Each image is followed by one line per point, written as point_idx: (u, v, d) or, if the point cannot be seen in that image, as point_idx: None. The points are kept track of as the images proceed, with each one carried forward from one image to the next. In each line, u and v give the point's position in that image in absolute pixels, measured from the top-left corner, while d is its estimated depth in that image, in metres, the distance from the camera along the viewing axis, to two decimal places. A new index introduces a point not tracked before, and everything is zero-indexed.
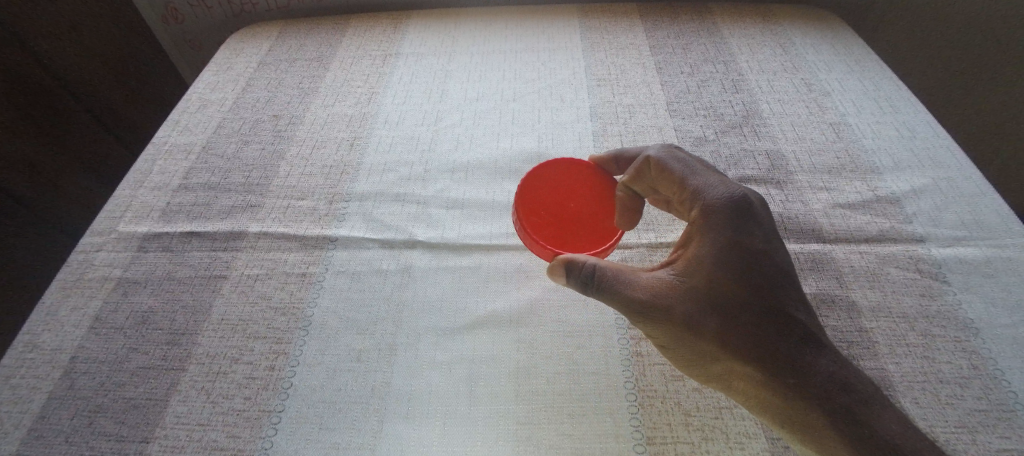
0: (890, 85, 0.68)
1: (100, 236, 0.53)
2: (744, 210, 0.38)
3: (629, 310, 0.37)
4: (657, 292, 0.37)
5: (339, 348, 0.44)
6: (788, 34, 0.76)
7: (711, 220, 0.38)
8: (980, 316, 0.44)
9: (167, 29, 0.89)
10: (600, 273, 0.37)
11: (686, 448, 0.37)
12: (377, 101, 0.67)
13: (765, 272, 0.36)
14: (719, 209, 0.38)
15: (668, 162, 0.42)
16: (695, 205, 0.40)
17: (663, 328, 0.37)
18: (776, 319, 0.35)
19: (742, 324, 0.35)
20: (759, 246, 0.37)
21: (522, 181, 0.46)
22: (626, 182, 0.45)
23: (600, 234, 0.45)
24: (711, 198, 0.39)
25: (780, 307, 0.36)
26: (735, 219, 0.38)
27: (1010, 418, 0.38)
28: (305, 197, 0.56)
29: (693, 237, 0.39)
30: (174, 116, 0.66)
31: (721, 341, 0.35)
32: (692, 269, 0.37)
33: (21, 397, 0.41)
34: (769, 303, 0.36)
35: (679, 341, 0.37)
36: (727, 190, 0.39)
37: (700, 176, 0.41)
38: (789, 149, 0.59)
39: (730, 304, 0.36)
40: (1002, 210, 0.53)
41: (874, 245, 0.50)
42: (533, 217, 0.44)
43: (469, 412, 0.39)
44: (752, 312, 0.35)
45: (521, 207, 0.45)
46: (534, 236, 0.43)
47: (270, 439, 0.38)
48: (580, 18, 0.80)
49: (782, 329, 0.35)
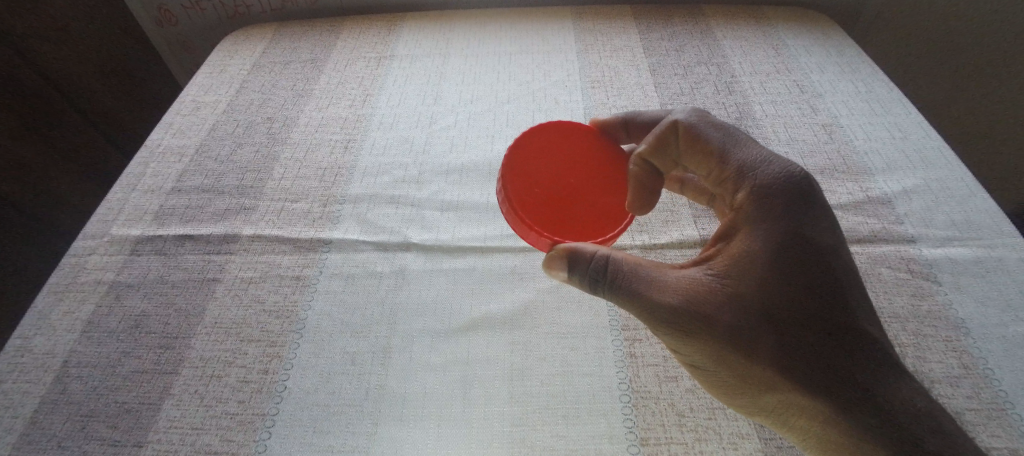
0: (881, 86, 0.69)
1: (93, 240, 0.53)
2: (801, 198, 0.34)
3: (657, 316, 0.35)
4: (690, 295, 0.34)
5: (333, 352, 0.43)
6: (781, 36, 0.76)
7: (761, 210, 0.35)
8: (970, 316, 0.45)
9: (160, 32, 0.89)
10: (622, 273, 0.35)
11: (680, 448, 0.37)
12: (372, 103, 0.67)
13: (827, 275, 0.33)
14: (772, 195, 0.35)
15: (704, 132, 0.39)
16: (741, 188, 0.36)
17: (699, 339, 0.34)
18: (839, 334, 0.32)
19: (798, 339, 0.32)
20: (823, 244, 0.34)
21: (506, 157, 0.43)
22: (644, 154, 0.41)
23: (603, 215, 0.43)
24: (761, 179, 0.35)
25: (847, 317, 0.32)
26: (790, 209, 0.34)
27: (1000, 416, 0.39)
28: (299, 200, 0.56)
29: (738, 230, 0.36)
30: (168, 119, 0.66)
31: (771, 359, 0.32)
32: (734, 268, 0.34)
33: (12, 402, 0.41)
34: (832, 314, 0.32)
35: (719, 355, 0.34)
36: (780, 169, 0.36)
37: (745, 150, 0.37)
38: (782, 150, 0.60)
39: (783, 314, 0.32)
40: (991, 211, 0.53)
41: (865, 245, 0.51)
42: (528, 199, 0.42)
43: (463, 414, 0.39)
44: (813, 326, 0.32)
45: (512, 187, 0.42)
46: (531, 220, 0.41)
47: (264, 442, 0.38)
48: (574, 20, 0.80)
49: (849, 347, 0.32)
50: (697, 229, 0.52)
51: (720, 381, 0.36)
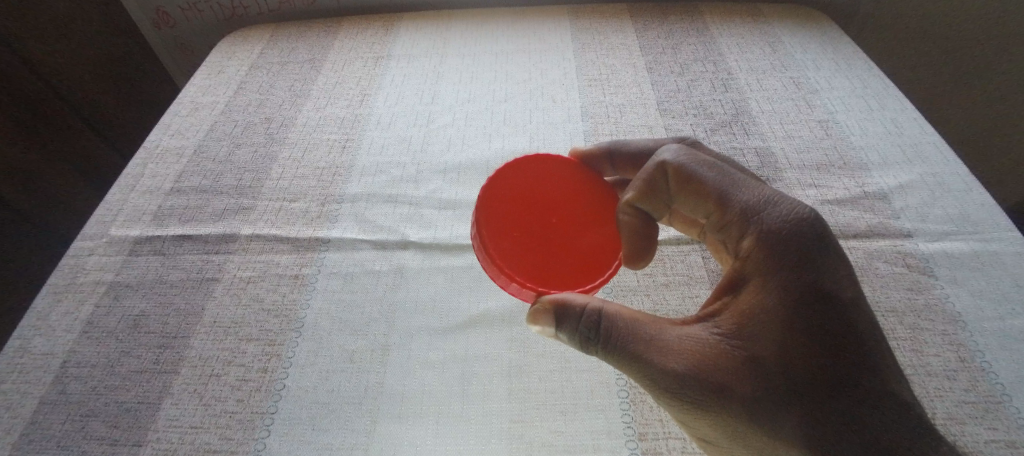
0: (877, 82, 0.69)
1: (92, 240, 0.53)
2: (813, 246, 0.33)
3: (662, 384, 0.32)
4: (695, 358, 0.32)
5: (332, 350, 0.44)
6: (777, 33, 0.77)
7: (771, 260, 0.33)
8: (967, 309, 0.45)
9: (157, 34, 0.90)
10: (619, 331, 0.33)
11: (678, 443, 0.38)
12: (369, 103, 0.67)
13: (845, 331, 0.31)
14: (781, 243, 0.33)
15: (698, 173, 0.38)
16: (748, 233, 0.35)
17: (711, 410, 0.31)
18: (865, 398, 0.30)
19: (822, 407, 0.30)
20: (840, 296, 0.32)
21: (481, 196, 0.40)
22: (632, 200, 0.39)
23: (592, 253, 0.39)
24: (767, 224, 0.34)
25: (872, 379, 0.30)
26: (801, 258, 0.33)
27: (997, 409, 0.39)
28: (297, 199, 0.56)
29: (747, 284, 0.34)
30: (166, 120, 0.66)
31: (792, 431, 0.30)
32: (743, 326, 0.33)
33: (12, 403, 0.41)
34: (853, 375, 0.30)
35: (734, 430, 0.32)
36: (787, 214, 0.35)
37: (746, 192, 0.37)
38: (778, 146, 0.60)
39: (804, 377, 0.30)
40: (988, 205, 0.53)
41: (863, 240, 0.51)
42: (507, 242, 0.38)
43: (462, 411, 0.40)
44: (837, 389, 0.30)
45: (487, 229, 0.38)
46: (511, 267, 0.37)
47: (264, 440, 0.38)
48: (570, 18, 0.80)
49: (880, 414, 0.29)
50: None
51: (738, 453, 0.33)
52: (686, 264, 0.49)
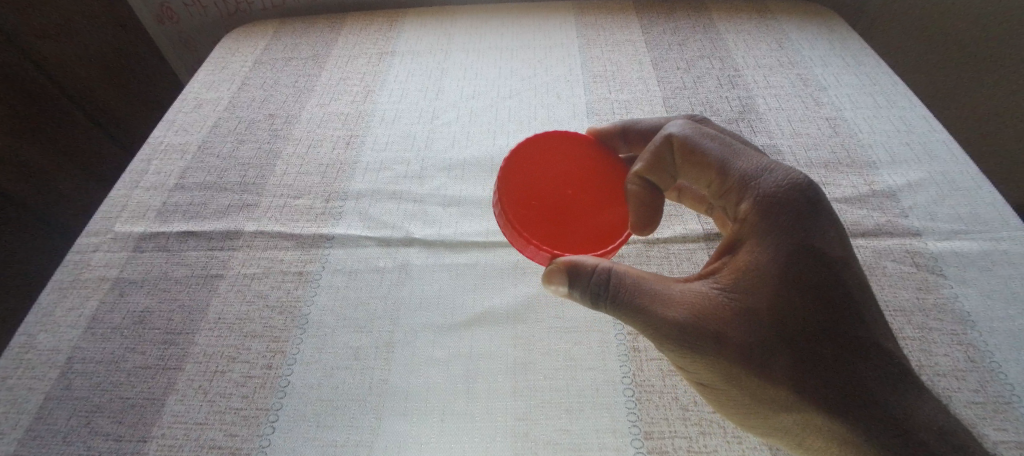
0: (886, 79, 0.68)
1: (96, 236, 0.53)
2: (808, 208, 0.33)
3: (663, 334, 0.33)
4: (696, 312, 0.32)
5: (337, 347, 0.44)
6: (784, 29, 0.76)
7: (768, 221, 0.33)
8: (976, 309, 0.44)
9: (161, 30, 0.89)
10: (622, 286, 0.34)
11: (684, 442, 0.37)
12: (373, 100, 0.67)
13: (837, 285, 0.31)
14: (778, 205, 0.33)
15: (699, 143, 0.37)
16: (744, 198, 0.35)
17: (708, 358, 0.32)
18: (853, 347, 0.30)
19: (811, 354, 0.30)
20: (834, 254, 0.32)
21: (503, 166, 0.40)
22: (640, 171, 0.39)
23: (606, 226, 0.40)
24: (764, 187, 0.34)
25: (861, 332, 0.31)
26: (798, 219, 0.32)
27: (1007, 410, 0.38)
28: (302, 196, 0.56)
29: (744, 244, 0.34)
30: (170, 116, 0.66)
31: (783, 374, 0.31)
32: (742, 282, 0.33)
33: (17, 398, 0.41)
34: (842, 328, 0.31)
35: (729, 379, 0.32)
36: (784, 177, 0.34)
37: (745, 158, 0.36)
38: (786, 143, 0.60)
39: (795, 329, 0.31)
40: (998, 204, 0.53)
41: (871, 239, 0.50)
42: (525, 211, 0.39)
43: (467, 409, 0.39)
44: (825, 340, 0.30)
45: (506, 199, 0.39)
46: (528, 233, 0.38)
47: (268, 437, 0.38)
48: (575, 14, 0.79)
49: (865, 362, 0.30)
50: (701, 224, 0.52)
51: (732, 402, 0.34)
52: (693, 262, 0.49)
